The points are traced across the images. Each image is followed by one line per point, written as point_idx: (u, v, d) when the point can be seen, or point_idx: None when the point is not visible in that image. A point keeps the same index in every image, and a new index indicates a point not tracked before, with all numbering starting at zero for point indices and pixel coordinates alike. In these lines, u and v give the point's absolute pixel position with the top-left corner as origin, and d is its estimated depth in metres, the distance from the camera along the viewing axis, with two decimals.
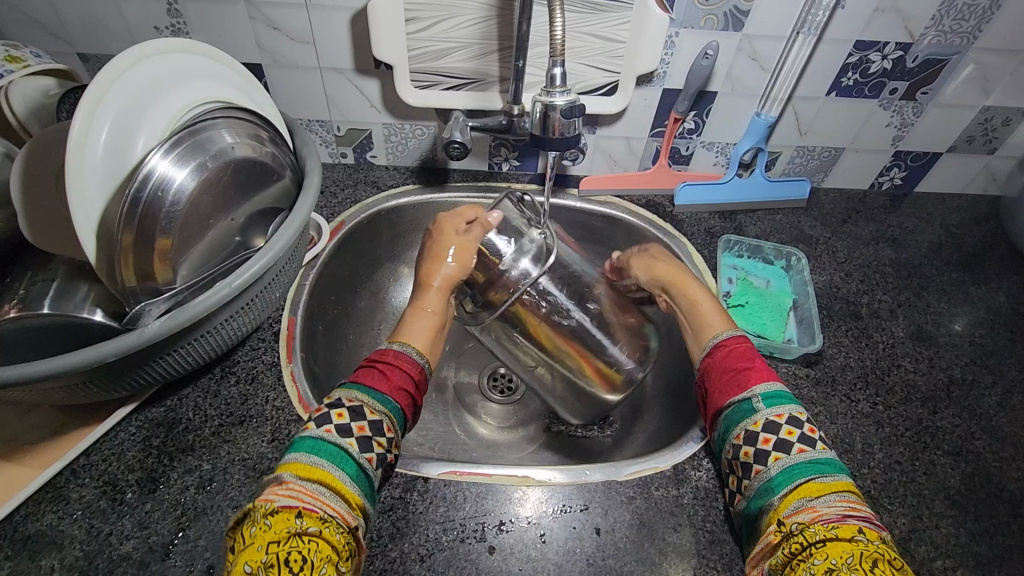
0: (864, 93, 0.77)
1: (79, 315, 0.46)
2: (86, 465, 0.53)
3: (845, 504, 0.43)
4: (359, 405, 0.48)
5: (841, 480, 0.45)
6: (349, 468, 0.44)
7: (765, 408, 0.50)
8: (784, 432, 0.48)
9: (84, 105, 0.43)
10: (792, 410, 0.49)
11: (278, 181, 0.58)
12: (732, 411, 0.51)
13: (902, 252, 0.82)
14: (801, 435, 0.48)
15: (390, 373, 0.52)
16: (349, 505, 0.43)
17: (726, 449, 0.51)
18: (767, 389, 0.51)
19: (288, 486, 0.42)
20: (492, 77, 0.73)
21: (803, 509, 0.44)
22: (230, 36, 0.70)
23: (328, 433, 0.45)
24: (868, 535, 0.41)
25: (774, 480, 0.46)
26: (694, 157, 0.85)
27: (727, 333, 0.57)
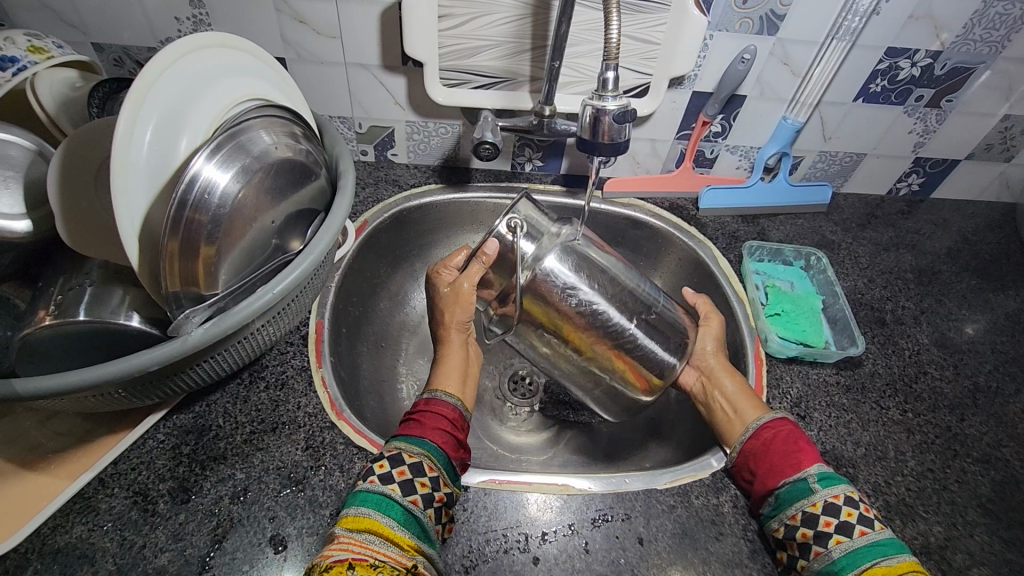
0: (891, 99, 0.77)
1: (117, 321, 0.44)
2: (115, 474, 0.52)
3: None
4: (398, 453, 0.49)
5: (904, 560, 0.45)
6: (395, 511, 0.46)
7: (822, 488, 0.50)
8: (842, 514, 0.48)
9: (128, 104, 0.40)
10: (847, 489, 0.50)
11: (313, 181, 0.56)
12: (788, 490, 0.51)
13: (922, 258, 0.83)
14: (860, 516, 0.48)
15: (428, 420, 0.53)
16: (400, 547, 0.44)
17: (778, 528, 0.51)
18: (821, 470, 0.51)
19: (339, 541, 0.43)
20: (523, 77, 0.71)
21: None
22: (255, 29, 0.68)
23: (371, 485, 0.47)
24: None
25: (838, 562, 0.46)
26: (718, 159, 0.85)
27: (765, 419, 0.57)
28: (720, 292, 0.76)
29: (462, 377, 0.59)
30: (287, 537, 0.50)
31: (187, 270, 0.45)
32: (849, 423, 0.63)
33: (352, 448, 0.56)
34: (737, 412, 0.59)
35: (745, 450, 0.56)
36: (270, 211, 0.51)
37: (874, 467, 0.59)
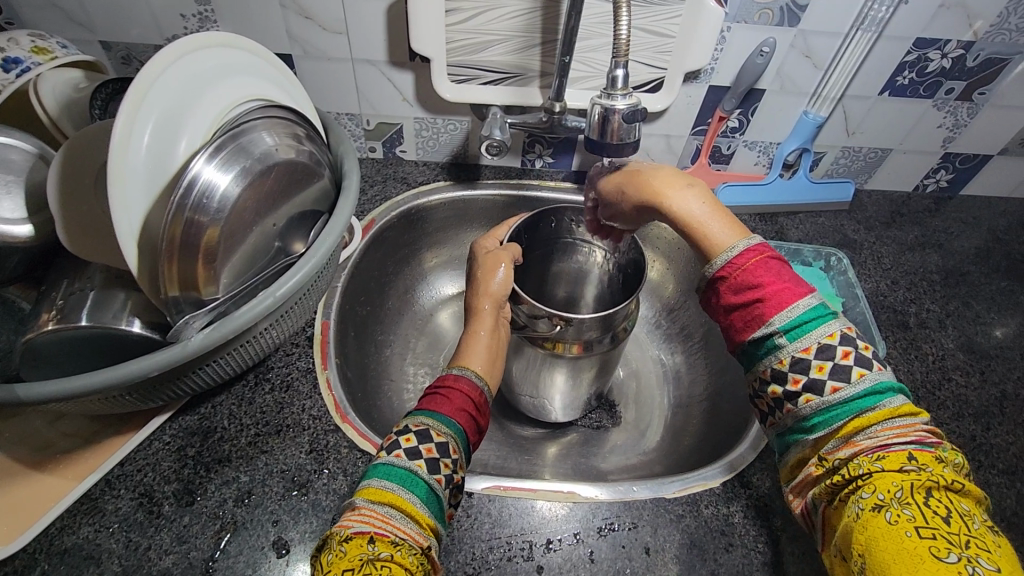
0: (919, 92, 0.73)
1: (118, 326, 0.44)
2: (122, 475, 0.52)
3: (895, 429, 0.38)
4: (426, 429, 0.45)
5: (888, 406, 0.39)
6: (419, 490, 0.41)
7: (791, 342, 0.41)
8: (812, 370, 0.40)
9: (126, 107, 0.40)
10: (831, 329, 0.41)
11: (316, 182, 0.55)
12: (750, 348, 0.43)
13: (948, 258, 0.80)
14: (836, 365, 0.40)
15: (454, 397, 0.49)
16: (420, 525, 0.40)
17: (750, 377, 0.44)
18: (801, 312, 0.41)
19: (361, 511, 0.40)
20: (533, 72, 0.70)
21: (847, 443, 0.39)
22: (261, 27, 0.67)
23: (397, 457, 0.43)
24: (918, 461, 0.37)
25: (815, 416, 0.41)
26: (735, 156, 0.82)
27: (742, 243, 0.44)
28: None
29: (490, 358, 0.55)
30: (289, 542, 0.49)
31: (186, 274, 0.44)
32: None
33: (356, 452, 0.55)
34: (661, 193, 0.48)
35: (713, 289, 0.45)
36: (271, 215, 0.51)
37: None
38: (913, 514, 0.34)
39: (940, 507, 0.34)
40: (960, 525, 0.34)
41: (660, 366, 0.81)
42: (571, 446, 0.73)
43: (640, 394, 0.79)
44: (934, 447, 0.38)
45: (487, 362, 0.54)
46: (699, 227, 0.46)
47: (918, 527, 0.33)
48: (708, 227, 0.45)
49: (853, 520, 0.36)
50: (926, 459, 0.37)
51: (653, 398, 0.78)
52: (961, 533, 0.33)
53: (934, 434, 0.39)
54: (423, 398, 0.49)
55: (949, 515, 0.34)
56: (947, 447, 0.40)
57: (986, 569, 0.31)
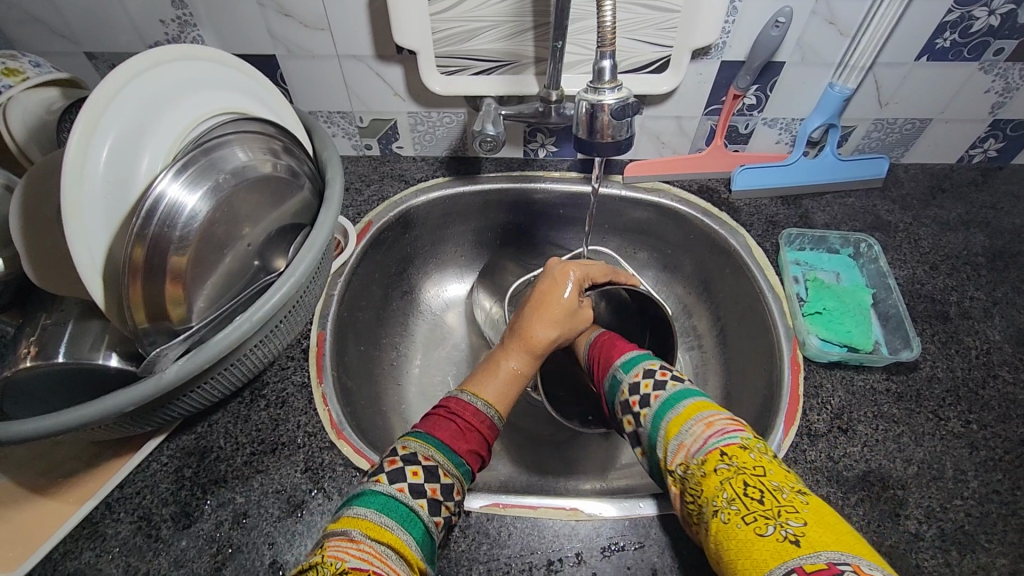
0: (962, 55, 0.65)
1: (95, 360, 0.43)
2: (121, 498, 0.52)
3: (702, 424, 0.42)
4: (434, 465, 0.44)
5: (686, 405, 0.44)
6: (416, 531, 0.40)
7: (626, 373, 0.51)
8: (641, 388, 0.48)
9: (78, 132, 0.38)
10: (645, 365, 0.50)
11: (296, 194, 0.53)
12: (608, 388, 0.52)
13: (997, 238, 0.72)
14: (656, 381, 0.48)
15: (467, 433, 0.47)
16: (412, 567, 0.38)
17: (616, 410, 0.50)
18: (622, 360, 0.53)
19: (358, 545, 0.36)
20: (528, 58, 0.65)
21: (677, 450, 0.42)
22: (242, 28, 0.64)
23: (398, 491, 0.41)
24: (729, 454, 0.39)
25: (651, 422, 0.46)
26: (754, 135, 0.76)
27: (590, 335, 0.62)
28: (754, 287, 0.68)
29: (504, 391, 0.53)
30: (285, 564, 0.49)
31: (155, 300, 0.43)
32: (900, 437, 0.56)
33: (351, 470, 0.54)
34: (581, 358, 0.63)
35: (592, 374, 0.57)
36: (246, 233, 0.49)
37: (926, 489, 0.53)
38: (739, 507, 0.36)
39: (754, 490, 0.36)
40: (771, 501, 0.35)
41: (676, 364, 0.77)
42: (581, 451, 0.70)
43: None
44: (740, 437, 0.40)
45: (499, 397, 0.53)
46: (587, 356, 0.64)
47: (743, 517, 0.35)
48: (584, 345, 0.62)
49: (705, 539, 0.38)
50: (734, 452, 0.39)
51: None
52: (773, 507, 0.35)
53: (738, 421, 0.42)
54: (433, 422, 0.47)
55: (762, 494, 0.36)
56: (752, 429, 0.42)
57: (795, 528, 0.33)
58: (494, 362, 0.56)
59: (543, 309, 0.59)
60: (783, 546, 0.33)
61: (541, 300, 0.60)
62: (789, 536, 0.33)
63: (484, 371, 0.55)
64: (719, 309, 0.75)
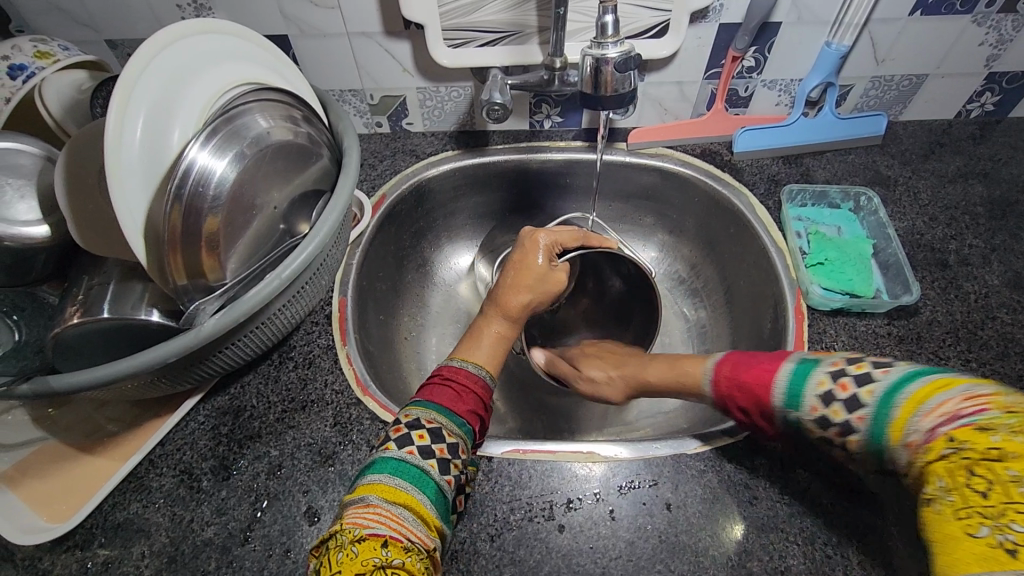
0: (955, 8, 0.67)
1: (138, 317, 0.46)
2: (163, 454, 0.55)
3: (931, 414, 0.39)
4: (438, 428, 0.44)
5: (909, 397, 0.41)
6: (429, 491, 0.41)
7: (804, 399, 0.46)
8: (834, 417, 0.44)
9: (116, 101, 0.41)
10: (820, 378, 0.46)
11: (316, 162, 0.56)
12: (784, 401, 0.47)
13: (994, 189, 0.74)
14: (845, 402, 0.44)
15: (464, 395, 0.48)
16: (428, 528, 0.39)
17: (807, 417, 0.46)
18: (786, 378, 0.48)
19: (375, 510, 0.38)
20: (531, 28, 0.67)
21: (903, 443, 0.40)
22: (255, 9, 0.66)
23: (409, 454, 0.42)
24: (959, 441, 0.36)
25: (875, 412, 0.42)
26: (754, 97, 0.78)
27: (711, 362, 0.55)
28: (757, 242, 0.71)
29: (493, 353, 0.55)
30: (319, 510, 0.52)
31: (193, 262, 0.46)
32: None
33: (378, 423, 0.57)
34: (684, 366, 0.57)
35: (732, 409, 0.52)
36: (272, 198, 0.52)
37: None
38: (960, 498, 0.34)
39: (979, 483, 0.33)
40: (997, 496, 0.32)
41: (685, 322, 0.80)
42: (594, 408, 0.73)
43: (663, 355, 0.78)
44: (981, 418, 0.36)
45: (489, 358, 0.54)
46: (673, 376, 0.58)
47: (958, 510, 0.33)
48: (681, 370, 0.57)
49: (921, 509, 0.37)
50: (967, 435, 0.36)
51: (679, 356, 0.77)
52: (998, 503, 0.32)
53: (990, 397, 0.37)
54: (431, 390, 0.48)
55: (991, 487, 0.33)
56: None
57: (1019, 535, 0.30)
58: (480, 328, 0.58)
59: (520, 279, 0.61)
60: (997, 554, 0.30)
61: (518, 270, 0.61)
62: (1007, 542, 0.30)
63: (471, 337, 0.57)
64: (724, 269, 0.77)
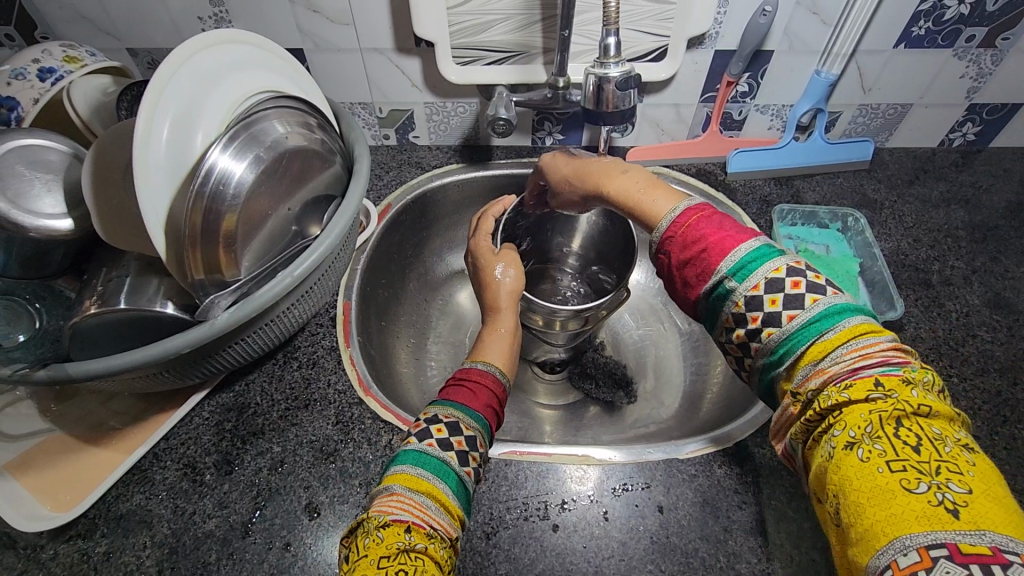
0: (937, 42, 0.71)
1: (154, 309, 0.48)
2: (167, 448, 0.56)
3: (855, 353, 0.35)
4: (455, 420, 0.45)
5: (847, 327, 0.36)
6: (451, 482, 0.41)
7: (739, 283, 0.40)
8: (766, 305, 0.39)
9: (146, 103, 0.43)
10: (778, 265, 0.39)
11: (328, 168, 0.58)
12: (712, 293, 0.41)
13: (976, 214, 0.77)
14: (788, 296, 0.38)
15: (479, 393, 0.49)
16: (451, 517, 0.40)
17: (721, 316, 0.41)
18: (742, 256, 0.40)
19: (399, 499, 0.39)
20: (536, 49, 0.71)
21: (816, 374, 0.36)
22: (273, 24, 0.70)
23: (430, 446, 0.42)
24: (887, 386, 0.33)
25: (797, 341, 0.38)
26: (748, 121, 0.81)
27: (680, 206, 0.44)
28: None
29: (507, 353, 0.55)
30: (320, 505, 0.53)
31: (209, 258, 0.48)
32: None
33: (379, 422, 0.59)
34: (640, 201, 0.47)
35: (662, 251, 0.45)
36: (287, 201, 0.54)
37: None
38: (885, 448, 0.31)
39: (910, 434, 0.31)
40: (930, 452, 0.31)
41: (678, 335, 0.82)
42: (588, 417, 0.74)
43: (657, 367, 0.80)
44: (904, 370, 0.34)
45: (504, 357, 0.54)
46: (634, 202, 0.47)
47: (889, 462, 0.31)
48: (643, 200, 0.47)
49: (823, 460, 0.34)
50: (893, 384, 0.33)
51: (672, 369, 0.79)
52: (932, 459, 0.30)
53: (900, 357, 0.35)
54: (448, 391, 0.49)
55: (920, 442, 0.31)
56: (919, 367, 0.35)
57: (959, 495, 0.29)
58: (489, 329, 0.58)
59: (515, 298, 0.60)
60: (937, 512, 0.28)
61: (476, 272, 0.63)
62: (946, 501, 0.29)
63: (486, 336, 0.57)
64: None
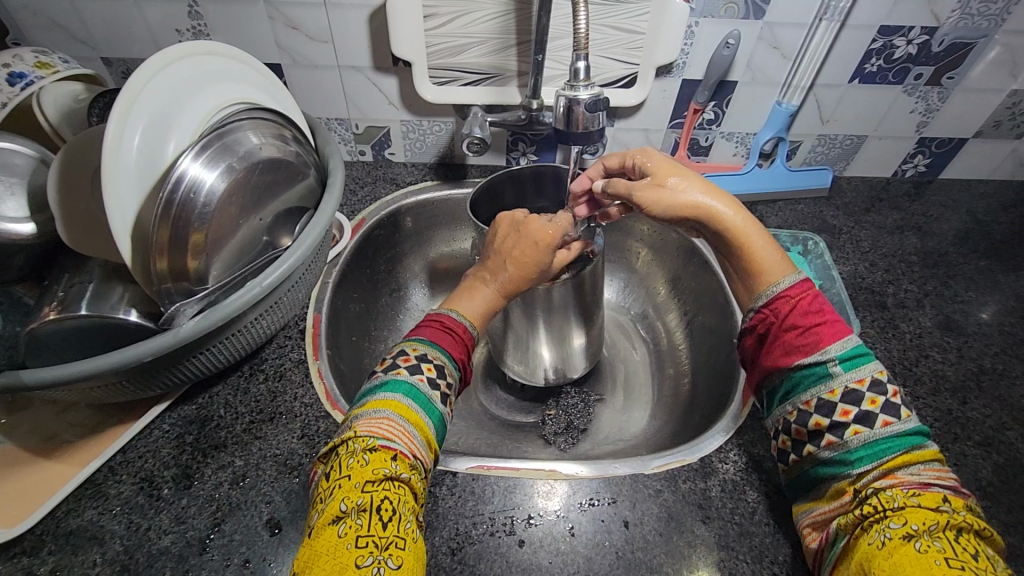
0: (888, 79, 0.75)
1: (116, 316, 0.47)
2: (124, 461, 0.55)
3: (931, 474, 0.41)
4: (439, 364, 0.48)
5: (927, 450, 0.42)
6: (433, 416, 0.45)
7: (846, 372, 0.45)
8: (867, 404, 0.43)
9: (117, 110, 0.43)
10: (877, 368, 0.45)
11: (302, 181, 0.59)
12: (805, 372, 0.46)
13: (927, 240, 0.81)
14: (885, 401, 0.44)
15: (460, 342, 0.51)
16: (428, 450, 0.44)
17: (804, 399, 0.46)
18: (851, 346, 0.46)
19: (389, 423, 0.42)
20: (510, 72, 0.73)
21: (887, 479, 0.41)
22: (252, 39, 0.70)
23: (420, 381, 0.46)
24: (954, 503, 0.39)
25: (881, 444, 0.42)
26: (714, 147, 0.84)
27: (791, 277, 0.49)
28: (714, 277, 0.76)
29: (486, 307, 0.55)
30: (281, 521, 0.51)
31: (176, 264, 0.47)
32: None
33: None
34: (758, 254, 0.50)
35: (769, 314, 0.49)
36: (259, 210, 0.54)
37: None
38: (943, 547, 0.36)
39: (966, 544, 0.36)
40: (985, 563, 0.35)
41: (647, 354, 0.84)
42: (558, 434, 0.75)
43: (627, 385, 0.81)
44: (968, 506, 0.40)
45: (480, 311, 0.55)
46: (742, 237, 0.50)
47: (947, 558, 0.35)
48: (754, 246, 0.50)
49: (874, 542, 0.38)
50: (956, 505, 0.39)
51: (641, 387, 0.80)
52: (985, 569, 0.35)
53: (965, 499, 0.41)
54: (428, 330, 0.51)
55: (976, 554, 0.36)
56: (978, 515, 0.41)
57: None
58: (477, 275, 0.56)
59: (521, 262, 0.54)
60: None
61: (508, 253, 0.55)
62: None
63: (466, 287, 0.56)
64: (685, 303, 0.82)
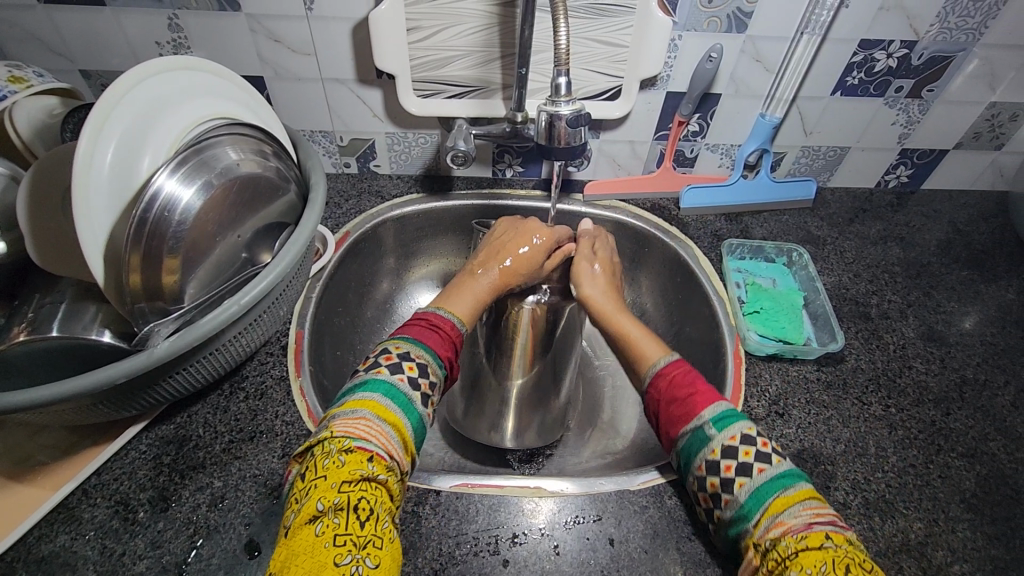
0: (870, 91, 0.76)
1: (89, 336, 0.46)
2: (98, 484, 0.53)
3: (809, 511, 0.40)
4: (423, 362, 0.48)
5: (805, 487, 0.42)
6: (413, 418, 0.45)
7: (718, 432, 0.45)
8: (741, 455, 0.43)
9: (89, 127, 0.43)
10: (745, 426, 0.45)
11: (282, 196, 0.58)
12: (688, 440, 0.46)
13: (910, 251, 0.82)
14: (758, 450, 0.43)
15: (446, 340, 0.53)
16: (405, 452, 0.44)
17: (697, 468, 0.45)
18: (720, 407, 0.46)
19: (367, 422, 0.42)
20: (495, 85, 0.73)
21: (775, 524, 0.40)
22: (233, 51, 0.70)
23: (400, 381, 0.46)
24: (836, 539, 0.38)
25: (764, 490, 0.41)
26: (699, 159, 0.85)
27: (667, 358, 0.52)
28: (700, 289, 0.76)
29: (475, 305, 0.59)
30: (260, 543, 0.50)
31: (150, 282, 0.46)
32: (829, 419, 0.61)
33: None
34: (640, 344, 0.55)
35: (656, 391, 0.50)
36: (238, 226, 0.53)
37: (852, 463, 0.57)
38: None
39: None
40: None
41: None
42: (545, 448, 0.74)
43: (614, 397, 0.80)
44: (852, 539, 0.39)
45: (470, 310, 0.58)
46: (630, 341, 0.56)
47: None
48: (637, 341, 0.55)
49: None
50: (841, 540, 0.38)
51: (628, 399, 0.80)
52: None
53: (852, 535, 0.40)
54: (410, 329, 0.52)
55: None
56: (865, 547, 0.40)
57: None
58: (469, 273, 0.62)
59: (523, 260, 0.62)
60: None
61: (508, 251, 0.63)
62: None
63: (460, 283, 0.61)
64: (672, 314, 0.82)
